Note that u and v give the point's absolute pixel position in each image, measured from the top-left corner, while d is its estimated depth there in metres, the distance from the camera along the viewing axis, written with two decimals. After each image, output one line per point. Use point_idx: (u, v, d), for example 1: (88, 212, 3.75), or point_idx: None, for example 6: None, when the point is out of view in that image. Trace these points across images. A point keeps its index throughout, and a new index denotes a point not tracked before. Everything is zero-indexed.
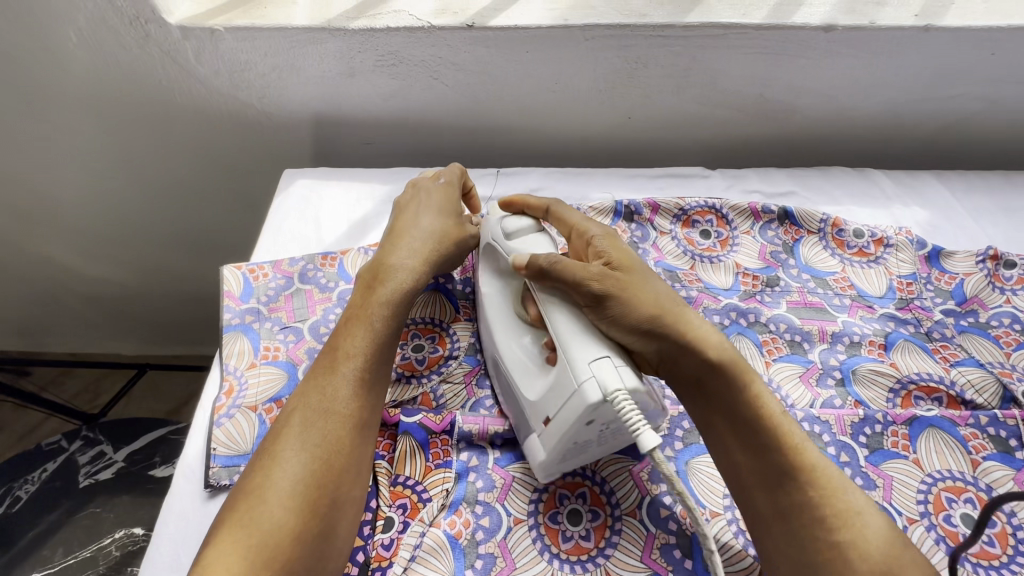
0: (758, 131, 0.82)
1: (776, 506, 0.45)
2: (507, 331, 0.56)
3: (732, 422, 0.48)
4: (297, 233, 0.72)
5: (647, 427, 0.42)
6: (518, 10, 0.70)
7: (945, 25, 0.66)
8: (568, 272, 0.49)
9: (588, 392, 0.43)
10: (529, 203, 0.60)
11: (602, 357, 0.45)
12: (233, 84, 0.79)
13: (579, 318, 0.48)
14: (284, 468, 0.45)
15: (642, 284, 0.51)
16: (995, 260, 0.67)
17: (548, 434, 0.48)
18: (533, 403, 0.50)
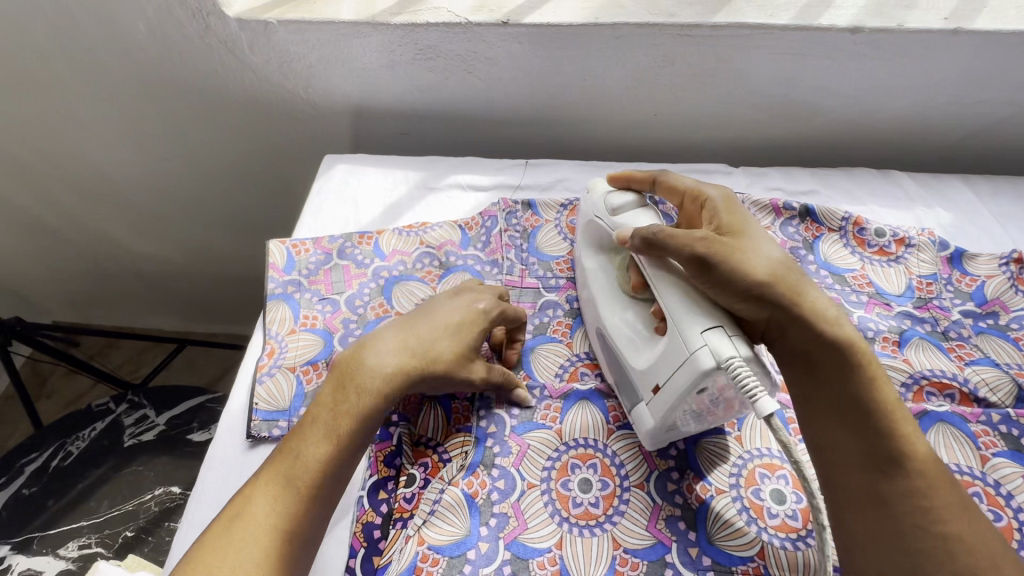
0: (783, 131, 0.83)
1: (872, 486, 0.45)
2: (612, 306, 0.59)
3: (837, 399, 0.48)
4: (336, 214, 0.77)
5: (764, 393, 0.44)
6: (551, 8, 0.74)
7: (975, 29, 0.67)
8: (672, 238, 0.50)
9: (701, 360, 0.46)
10: (636, 175, 0.61)
11: (715, 327, 0.47)
12: (282, 74, 0.84)
13: (685, 289, 0.50)
14: (314, 454, 0.46)
15: (757, 253, 0.50)
16: (1019, 264, 0.66)
17: (658, 403, 0.51)
18: (642, 373, 0.53)
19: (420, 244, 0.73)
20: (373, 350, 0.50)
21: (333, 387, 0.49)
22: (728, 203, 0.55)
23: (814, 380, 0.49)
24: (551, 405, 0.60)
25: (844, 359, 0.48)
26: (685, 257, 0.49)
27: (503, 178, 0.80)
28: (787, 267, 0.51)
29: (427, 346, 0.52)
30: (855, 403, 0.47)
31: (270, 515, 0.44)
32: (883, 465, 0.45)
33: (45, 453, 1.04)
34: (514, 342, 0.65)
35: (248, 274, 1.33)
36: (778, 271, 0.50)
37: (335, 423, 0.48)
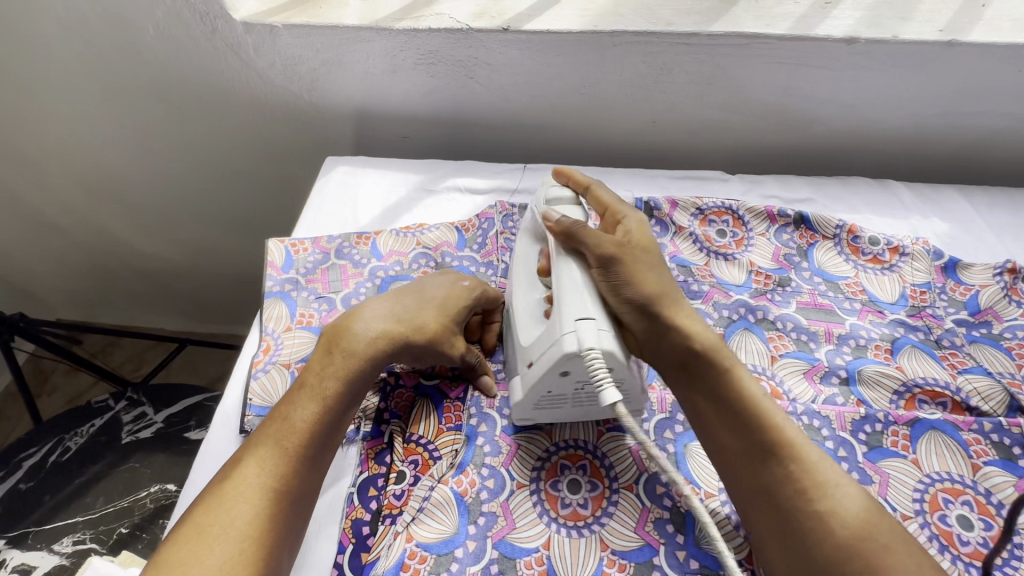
0: (780, 139, 0.84)
1: (759, 482, 0.46)
2: (519, 284, 0.60)
3: (717, 405, 0.50)
4: (336, 214, 0.78)
5: (610, 384, 0.46)
6: (551, 16, 0.75)
7: (970, 41, 0.68)
8: (590, 235, 0.53)
9: (566, 343, 0.48)
10: (575, 176, 0.62)
11: (588, 318, 0.49)
12: (286, 77, 0.86)
13: (583, 280, 0.52)
14: (300, 410, 0.49)
15: (645, 264, 0.54)
16: (1013, 274, 0.67)
17: (528, 377, 0.53)
18: (524, 350, 0.55)
19: (416, 245, 0.74)
20: (371, 318, 0.55)
21: (319, 357, 0.53)
22: (641, 221, 0.58)
23: (692, 386, 0.51)
24: None
25: (715, 365, 0.50)
26: (599, 255, 0.53)
27: (501, 181, 0.81)
28: (664, 280, 0.54)
29: (416, 318, 0.56)
30: (727, 400, 0.49)
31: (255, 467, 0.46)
32: (764, 459, 0.46)
33: (44, 448, 1.05)
34: (507, 344, 0.66)
35: (250, 275, 1.34)
36: (658, 283, 0.53)
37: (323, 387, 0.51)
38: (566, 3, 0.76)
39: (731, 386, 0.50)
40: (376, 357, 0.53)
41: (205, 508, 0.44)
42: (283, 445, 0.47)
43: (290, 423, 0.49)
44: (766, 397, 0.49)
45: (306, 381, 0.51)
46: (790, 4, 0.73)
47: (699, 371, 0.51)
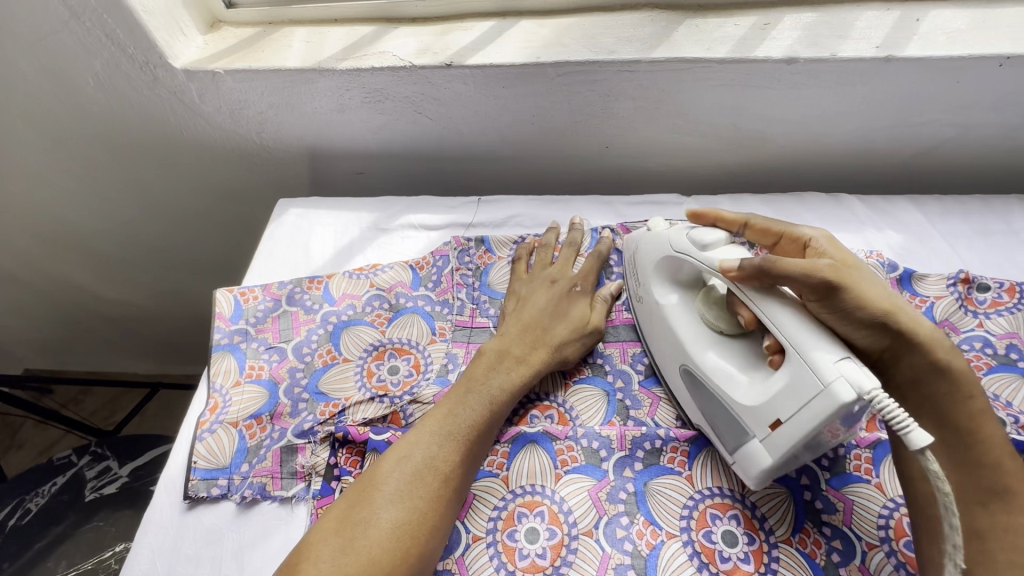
0: (732, 157, 0.84)
1: (980, 526, 0.46)
2: (699, 338, 0.57)
3: (943, 429, 0.49)
4: (288, 258, 0.77)
5: (917, 425, 0.42)
6: (493, 50, 0.75)
7: (906, 56, 0.68)
8: (793, 265, 0.49)
9: (841, 391, 0.44)
10: (722, 217, 0.62)
11: (846, 358, 0.45)
12: (234, 120, 0.85)
13: (801, 318, 0.48)
14: (420, 449, 0.52)
15: (868, 283, 0.50)
16: (966, 284, 0.67)
17: (775, 442, 0.48)
18: (754, 410, 0.50)
19: (370, 287, 0.72)
20: (491, 369, 0.59)
21: (453, 403, 0.56)
22: (832, 239, 0.56)
23: (917, 406, 0.51)
24: (499, 451, 0.58)
25: (948, 389, 0.49)
26: (813, 283, 0.49)
27: (457, 216, 0.80)
28: (891, 294, 0.51)
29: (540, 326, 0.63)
30: (962, 431, 0.48)
31: (388, 502, 0.48)
32: (988, 493, 0.46)
33: (4, 511, 1.01)
34: None
35: None
36: (888, 299, 0.50)
37: (457, 432, 0.54)
38: (509, 36, 0.76)
39: (970, 417, 0.48)
40: (497, 408, 0.57)
41: (338, 535, 0.47)
42: (419, 486, 0.50)
43: (426, 464, 0.51)
44: (984, 424, 0.48)
45: (444, 424, 0.54)
46: (729, 27, 0.73)
47: (932, 391, 0.50)
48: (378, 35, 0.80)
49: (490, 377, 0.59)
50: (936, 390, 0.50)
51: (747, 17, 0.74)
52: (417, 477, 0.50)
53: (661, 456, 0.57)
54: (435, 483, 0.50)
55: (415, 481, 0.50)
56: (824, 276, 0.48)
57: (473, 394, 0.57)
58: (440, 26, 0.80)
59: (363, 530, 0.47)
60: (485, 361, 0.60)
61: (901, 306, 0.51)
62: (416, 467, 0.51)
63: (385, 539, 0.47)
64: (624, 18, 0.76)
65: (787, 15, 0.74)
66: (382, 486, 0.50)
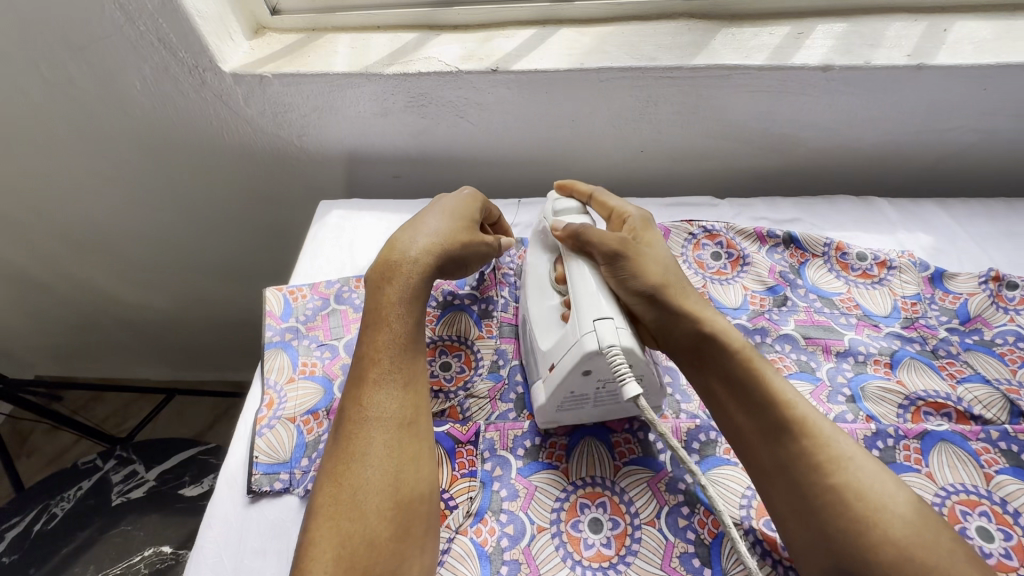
0: (763, 162, 0.87)
1: (777, 459, 0.48)
2: (539, 291, 0.63)
3: (729, 386, 0.52)
4: (333, 258, 0.78)
5: (631, 379, 0.48)
6: (537, 56, 0.77)
7: (937, 64, 0.71)
8: (595, 233, 0.58)
9: (586, 342, 0.51)
10: (577, 189, 0.68)
11: (606, 318, 0.51)
12: (276, 124, 0.87)
13: (597, 281, 0.56)
14: (375, 401, 0.51)
15: (651, 258, 0.58)
16: (997, 281, 0.69)
17: (550, 381, 0.55)
18: (544, 351, 0.57)
19: None
20: (386, 290, 0.57)
21: (367, 350, 0.55)
22: (645, 219, 0.65)
23: (708, 371, 0.54)
24: (556, 443, 0.59)
25: (726, 351, 0.53)
26: (605, 251, 0.57)
27: None
28: (669, 271, 0.59)
29: (434, 227, 0.61)
30: (739, 381, 0.52)
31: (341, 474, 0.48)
32: (778, 435, 0.49)
33: (29, 515, 1.00)
34: (515, 380, 0.65)
35: (239, 319, 1.32)
36: (662, 273, 0.57)
37: (385, 368, 0.53)
38: (551, 43, 0.79)
39: (744, 366, 0.52)
40: (414, 327, 0.56)
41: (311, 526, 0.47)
42: (366, 441, 0.50)
43: (362, 416, 0.51)
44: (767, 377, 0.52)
45: (366, 373, 0.53)
46: (764, 36, 0.76)
47: (710, 355, 0.54)
48: (421, 42, 0.82)
49: (393, 294, 0.57)
50: (713, 353, 0.54)
51: (781, 26, 0.77)
52: (355, 435, 0.50)
53: (716, 447, 0.59)
54: (382, 428, 0.50)
55: (382, 429, 0.50)
56: (612, 246, 0.57)
57: (382, 331, 0.55)
58: (481, 33, 0.82)
59: (329, 504, 0.47)
60: (383, 292, 0.58)
61: (675, 281, 0.58)
62: (353, 427, 0.51)
63: (356, 507, 0.47)
64: (662, 26, 0.79)
65: (819, 25, 0.77)
66: (354, 452, 0.49)
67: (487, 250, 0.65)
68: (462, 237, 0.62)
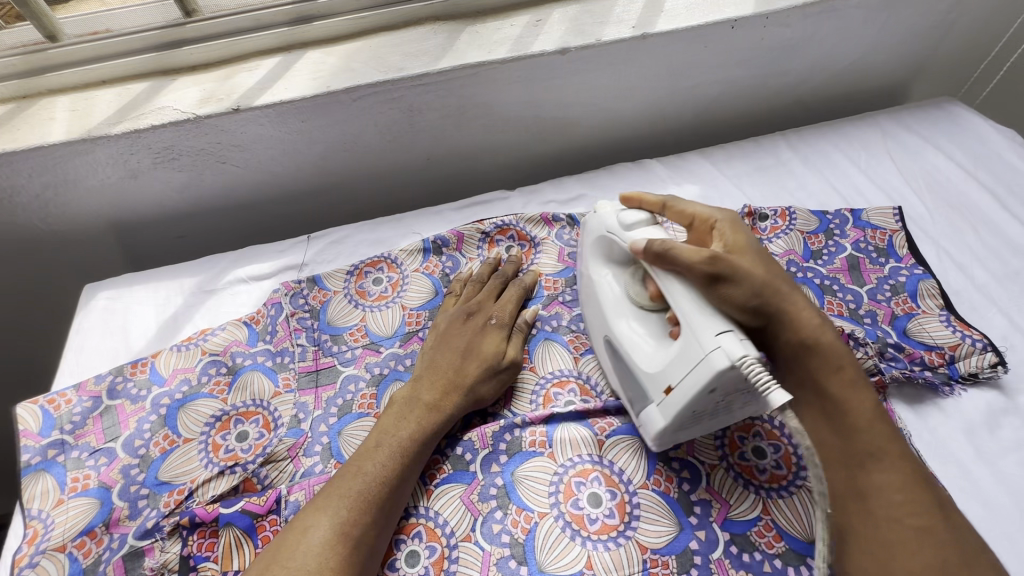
0: (548, 146, 0.90)
1: (869, 457, 0.47)
2: (619, 310, 0.60)
3: (824, 391, 0.50)
4: (102, 348, 0.69)
5: (776, 386, 0.44)
6: (282, 86, 0.73)
7: (658, 31, 0.76)
8: (681, 252, 0.51)
9: (716, 360, 0.46)
10: (646, 200, 0.62)
11: (727, 331, 0.47)
12: (5, 210, 0.75)
13: (696, 297, 0.50)
14: (324, 521, 0.48)
15: (758, 260, 0.54)
16: (751, 216, 0.77)
17: (668, 404, 0.51)
18: (655, 375, 0.53)
19: (202, 355, 0.67)
20: (400, 420, 0.57)
21: (357, 462, 0.53)
22: (735, 222, 0.58)
23: (800, 373, 0.51)
24: None
25: (822, 361, 0.51)
26: (698, 272, 0.50)
27: (287, 259, 0.76)
28: (772, 273, 0.53)
29: (472, 330, 0.64)
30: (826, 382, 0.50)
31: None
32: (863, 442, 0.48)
33: None
34: (319, 431, 0.61)
35: None
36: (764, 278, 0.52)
37: (363, 492, 0.51)
38: (297, 69, 0.75)
39: (840, 374, 0.50)
40: (410, 461, 0.54)
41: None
42: (317, 560, 0.46)
43: (311, 534, 0.47)
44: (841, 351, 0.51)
45: (341, 488, 0.51)
46: (506, 29, 0.78)
47: (811, 361, 0.51)
48: (155, 90, 0.74)
49: (408, 419, 0.56)
50: (814, 360, 0.51)
51: (521, 16, 0.79)
52: (303, 551, 0.46)
53: (522, 442, 0.59)
54: (335, 551, 0.47)
55: (324, 551, 0.46)
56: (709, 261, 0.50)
57: (371, 459, 0.53)
58: (222, 70, 0.76)
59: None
60: (404, 401, 0.58)
61: (781, 280, 0.53)
62: (299, 550, 0.46)
63: None
64: (408, 33, 0.78)
65: (555, 9, 0.80)
66: (286, 565, 0.45)
67: (503, 379, 0.62)
68: (480, 380, 0.60)
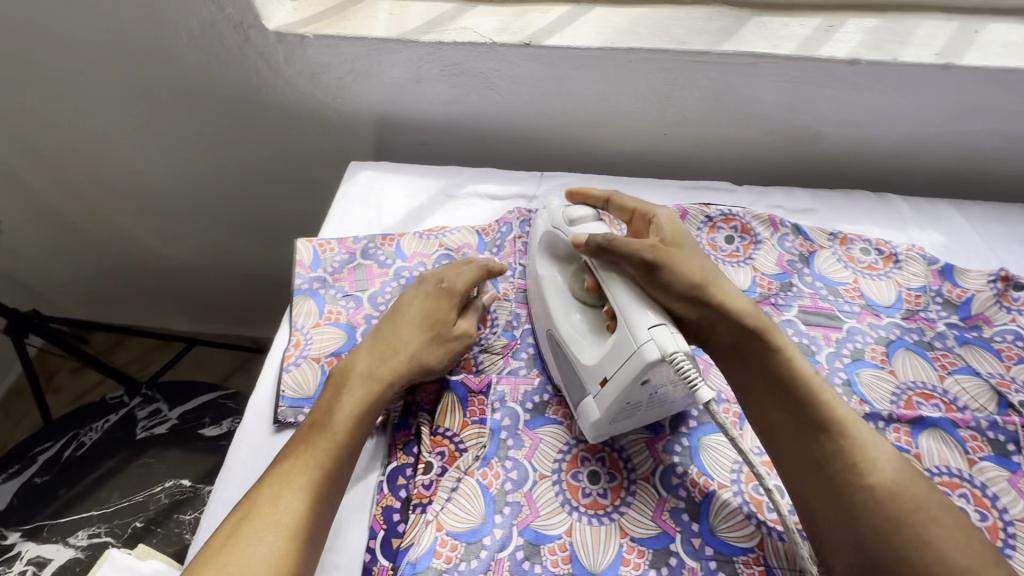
0: (785, 153, 0.88)
1: (822, 462, 0.53)
2: (560, 304, 0.62)
3: (782, 385, 0.56)
4: (360, 216, 0.81)
5: (699, 382, 0.49)
6: (569, 33, 0.79)
7: (963, 65, 0.72)
8: (624, 242, 0.55)
9: (647, 351, 0.49)
10: (591, 195, 0.67)
11: (659, 324, 0.51)
12: (312, 85, 0.89)
13: (632, 290, 0.54)
14: (332, 432, 0.56)
15: (700, 265, 0.57)
16: (1005, 282, 0.71)
17: (603, 395, 0.54)
18: (590, 368, 0.55)
19: (439, 247, 0.77)
20: (362, 377, 0.60)
21: (321, 407, 0.57)
22: (673, 216, 0.62)
23: (745, 360, 0.57)
24: (563, 401, 0.63)
25: (767, 342, 0.57)
26: (636, 261, 0.54)
27: (520, 188, 0.84)
28: (706, 267, 0.58)
29: (464, 281, 0.66)
30: (780, 378, 0.56)
31: (326, 471, 0.54)
32: (822, 439, 0.53)
33: (60, 442, 1.07)
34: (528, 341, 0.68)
35: (261, 276, 1.37)
36: (701, 271, 0.56)
37: (327, 420, 0.56)
38: (584, 21, 0.80)
39: (789, 364, 0.56)
40: (365, 410, 0.58)
41: (233, 551, 0.48)
42: (309, 463, 0.54)
43: (326, 437, 0.55)
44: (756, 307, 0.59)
45: (319, 417, 0.57)
46: (795, 26, 0.77)
47: (754, 350, 0.57)
48: (458, 11, 0.83)
49: (410, 342, 0.62)
50: (758, 349, 0.56)
51: (812, 18, 0.78)
52: (321, 448, 0.54)
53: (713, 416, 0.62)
54: (339, 455, 0.55)
55: (340, 453, 0.55)
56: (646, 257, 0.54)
57: (329, 399, 0.58)
58: (516, 7, 0.83)
59: (298, 501, 0.51)
60: (421, 321, 0.64)
61: (713, 281, 0.57)
62: (325, 440, 0.55)
63: (317, 502, 0.52)
64: (696, 11, 0.80)
65: (851, 18, 0.78)
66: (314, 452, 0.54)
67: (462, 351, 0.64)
68: (448, 349, 0.62)
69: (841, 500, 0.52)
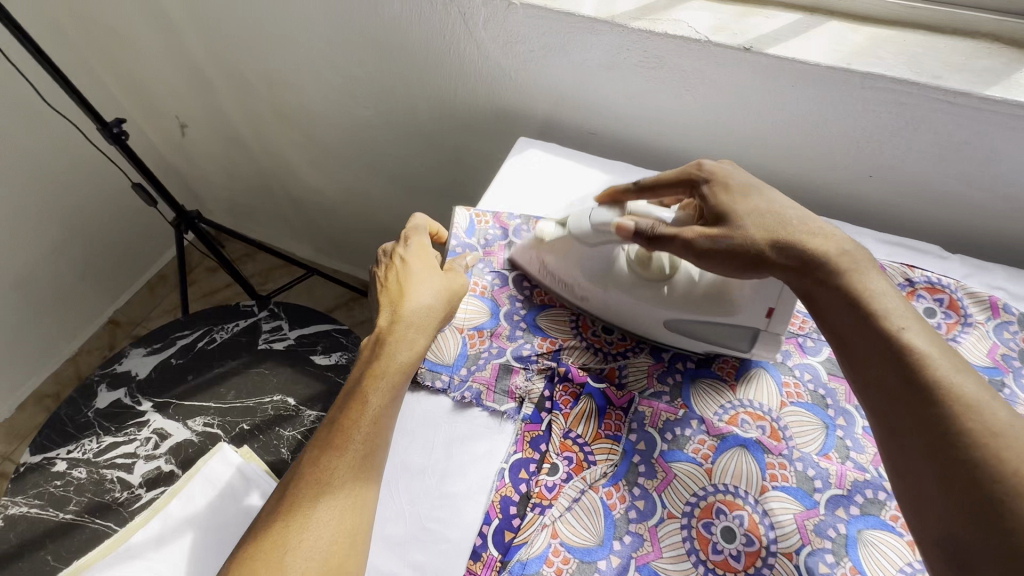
0: (1014, 226, 0.75)
1: (916, 434, 0.43)
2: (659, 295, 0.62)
3: (869, 347, 0.47)
4: (520, 195, 0.80)
5: None
6: (798, 44, 0.70)
7: None
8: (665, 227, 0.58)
9: None
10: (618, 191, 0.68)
11: None
12: (501, 52, 0.87)
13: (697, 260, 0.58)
14: (380, 369, 0.56)
15: (779, 220, 0.55)
16: None
17: (775, 320, 0.58)
18: (745, 314, 0.59)
19: None
20: (383, 324, 0.60)
21: (375, 343, 0.59)
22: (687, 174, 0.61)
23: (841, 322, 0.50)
24: (706, 442, 0.58)
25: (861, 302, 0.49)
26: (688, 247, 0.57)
27: None
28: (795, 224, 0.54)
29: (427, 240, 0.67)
30: (876, 342, 0.47)
31: (385, 398, 0.55)
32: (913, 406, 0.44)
33: (197, 333, 1.13)
34: (676, 366, 0.65)
35: (389, 225, 1.42)
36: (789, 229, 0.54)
37: (371, 357, 0.58)
38: (817, 34, 0.71)
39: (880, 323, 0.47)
40: (400, 345, 0.58)
41: (312, 472, 0.51)
42: (358, 398, 0.55)
43: (374, 372, 0.56)
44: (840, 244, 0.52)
45: (369, 355, 0.58)
46: None
47: (850, 310, 0.49)
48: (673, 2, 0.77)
49: (414, 287, 0.61)
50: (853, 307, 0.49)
51: None
52: (367, 383, 0.56)
53: (880, 510, 0.54)
54: (382, 388, 0.55)
55: (385, 389, 0.55)
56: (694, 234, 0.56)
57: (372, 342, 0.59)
58: (738, 7, 0.76)
59: (363, 417, 0.53)
60: (417, 273, 0.63)
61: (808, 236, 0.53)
62: (383, 360, 0.57)
63: (362, 433, 0.53)
64: (954, 43, 0.69)
65: None
66: (364, 387, 0.55)
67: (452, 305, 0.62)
68: (435, 299, 0.61)
69: (940, 466, 0.41)
